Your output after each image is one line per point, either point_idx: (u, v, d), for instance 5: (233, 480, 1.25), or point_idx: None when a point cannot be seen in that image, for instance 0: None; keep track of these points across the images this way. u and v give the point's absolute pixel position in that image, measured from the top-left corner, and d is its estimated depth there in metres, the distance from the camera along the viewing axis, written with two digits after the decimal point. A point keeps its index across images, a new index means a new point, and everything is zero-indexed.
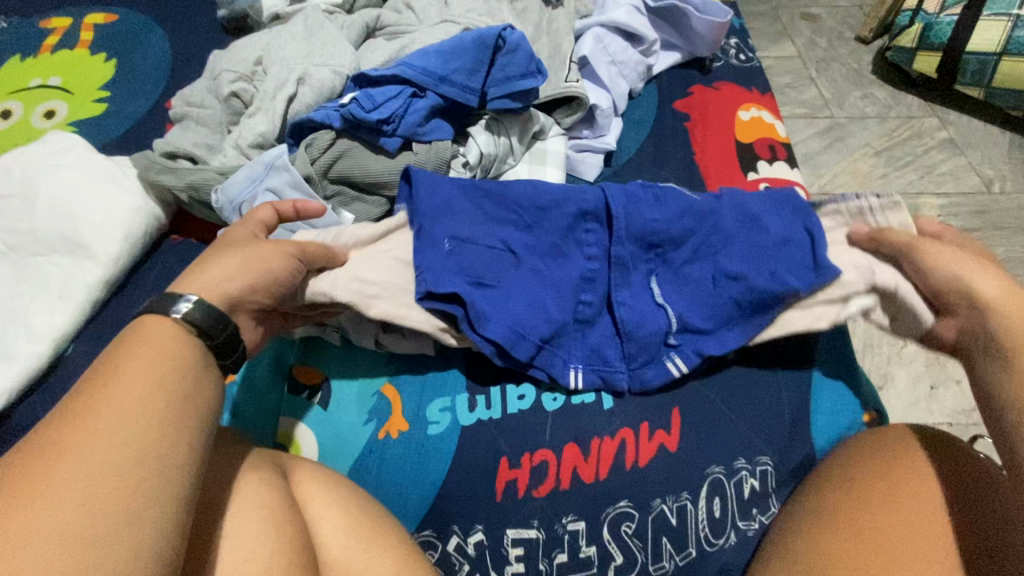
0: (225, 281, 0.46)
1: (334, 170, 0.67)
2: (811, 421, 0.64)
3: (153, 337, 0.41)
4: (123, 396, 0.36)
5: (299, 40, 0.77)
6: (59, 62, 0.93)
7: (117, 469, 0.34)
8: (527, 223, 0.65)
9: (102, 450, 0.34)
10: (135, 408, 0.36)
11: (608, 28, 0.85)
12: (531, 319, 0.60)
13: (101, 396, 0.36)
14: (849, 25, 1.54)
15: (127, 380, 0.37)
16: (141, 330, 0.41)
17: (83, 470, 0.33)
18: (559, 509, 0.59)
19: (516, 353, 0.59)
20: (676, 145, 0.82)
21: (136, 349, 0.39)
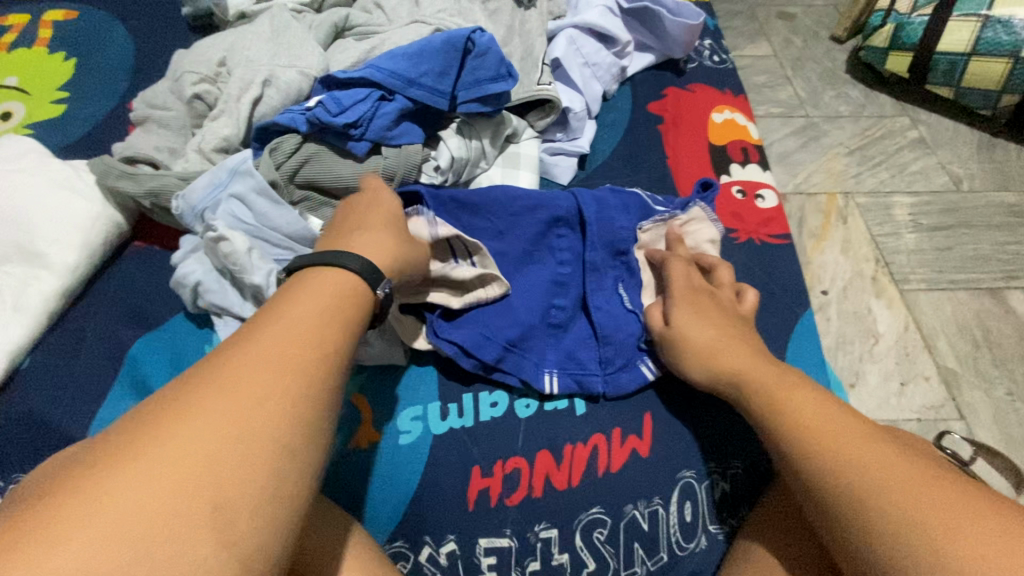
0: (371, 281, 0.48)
1: (301, 175, 0.65)
2: None
3: (329, 286, 0.46)
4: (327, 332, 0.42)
5: (264, 40, 0.75)
6: (17, 61, 0.90)
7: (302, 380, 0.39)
8: (496, 230, 0.66)
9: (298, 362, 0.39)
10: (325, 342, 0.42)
11: (581, 29, 0.84)
12: (498, 321, 0.62)
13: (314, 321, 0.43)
14: (824, 25, 1.55)
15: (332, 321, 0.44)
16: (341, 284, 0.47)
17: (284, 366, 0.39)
18: (532, 516, 0.59)
19: (481, 354, 0.61)
20: (649, 148, 0.82)
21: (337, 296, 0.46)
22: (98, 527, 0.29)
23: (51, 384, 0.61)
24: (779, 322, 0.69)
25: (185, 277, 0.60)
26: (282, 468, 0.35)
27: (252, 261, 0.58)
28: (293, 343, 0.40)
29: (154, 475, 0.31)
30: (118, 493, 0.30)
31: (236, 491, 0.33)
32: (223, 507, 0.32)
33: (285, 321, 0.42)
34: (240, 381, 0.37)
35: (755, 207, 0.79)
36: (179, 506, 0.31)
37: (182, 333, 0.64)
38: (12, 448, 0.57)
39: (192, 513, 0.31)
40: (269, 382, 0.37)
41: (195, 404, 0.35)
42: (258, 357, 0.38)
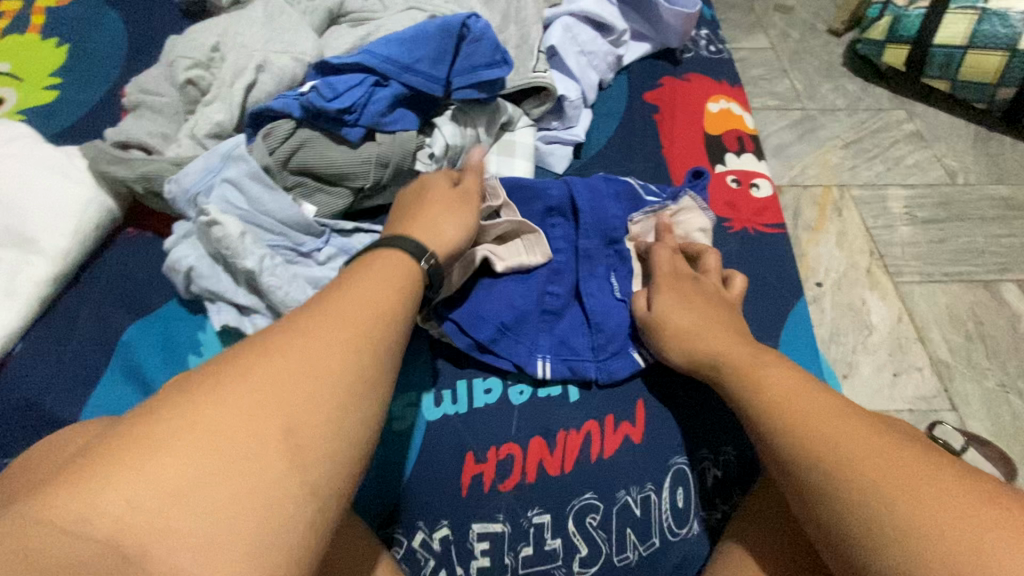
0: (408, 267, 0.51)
1: (294, 160, 0.65)
2: None
3: (389, 260, 0.49)
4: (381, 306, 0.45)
5: (258, 25, 0.74)
6: (9, 47, 0.89)
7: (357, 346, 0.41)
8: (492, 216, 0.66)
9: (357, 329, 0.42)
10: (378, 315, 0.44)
11: (577, 17, 0.84)
12: (492, 304, 0.63)
13: (372, 297, 0.45)
14: (821, 18, 1.55)
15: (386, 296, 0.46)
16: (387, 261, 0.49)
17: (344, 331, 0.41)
18: (525, 502, 0.59)
19: (476, 334, 0.61)
20: (645, 137, 0.82)
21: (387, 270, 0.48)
22: (186, 445, 0.33)
23: (43, 369, 0.60)
24: (773, 311, 0.69)
25: (178, 261, 0.60)
26: (342, 408, 0.38)
27: (244, 245, 0.58)
28: (356, 306, 0.43)
29: (231, 407, 0.35)
30: (201, 419, 0.34)
31: (303, 423, 0.36)
32: (294, 434, 0.35)
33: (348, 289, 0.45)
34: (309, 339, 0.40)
35: (750, 197, 0.79)
36: (254, 433, 0.34)
37: (175, 319, 0.64)
38: (5, 432, 0.57)
39: (266, 439, 0.34)
40: (333, 336, 0.40)
41: (267, 350, 0.38)
42: (331, 321, 0.41)
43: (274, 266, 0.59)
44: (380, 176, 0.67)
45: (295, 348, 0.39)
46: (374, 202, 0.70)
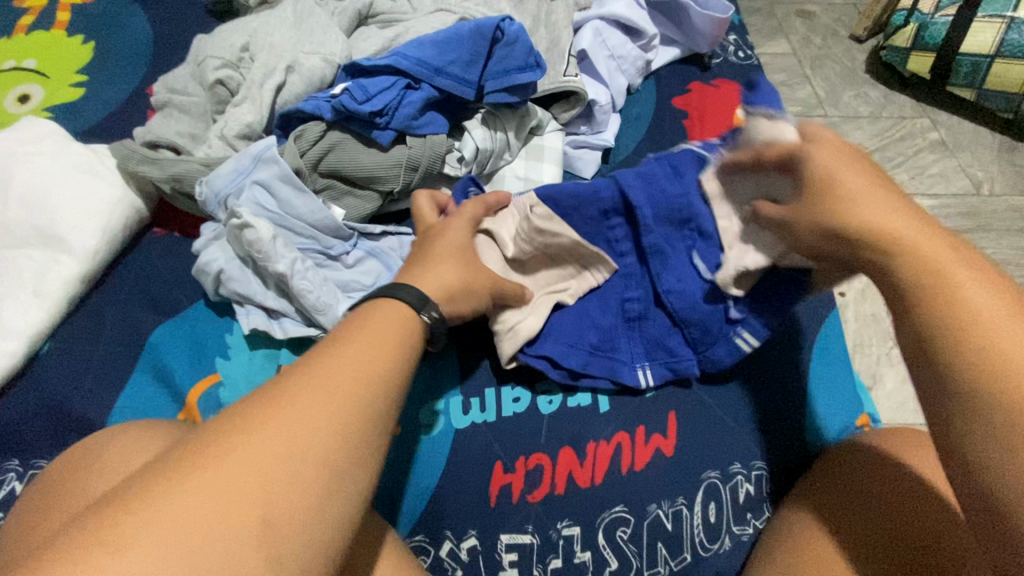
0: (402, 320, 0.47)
1: (325, 163, 0.64)
2: (814, 407, 0.63)
3: (388, 313, 0.46)
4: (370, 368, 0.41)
5: (287, 25, 0.74)
6: (36, 44, 0.90)
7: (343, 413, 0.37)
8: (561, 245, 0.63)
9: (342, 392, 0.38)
10: (365, 375, 0.40)
11: (606, 21, 0.83)
12: (579, 330, 0.63)
13: (365, 356, 0.41)
14: (843, 24, 1.53)
15: (371, 356, 0.41)
16: (376, 316, 0.46)
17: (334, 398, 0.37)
18: (554, 514, 0.58)
19: (570, 361, 0.61)
20: (674, 143, 0.81)
21: (377, 326, 0.44)
22: (156, 535, 0.30)
23: (72, 369, 0.60)
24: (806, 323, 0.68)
25: (207, 264, 0.60)
26: (328, 493, 0.34)
27: (275, 249, 0.58)
28: (346, 369, 0.40)
29: (207, 489, 0.32)
30: (171, 505, 0.31)
31: (283, 509, 0.33)
32: (269, 526, 0.32)
33: (348, 346, 0.42)
34: (292, 409, 0.36)
35: None
36: (227, 519, 0.31)
37: (203, 322, 0.64)
38: (36, 433, 0.57)
39: (237, 528, 0.31)
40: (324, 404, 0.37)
41: (240, 429, 0.35)
42: (315, 385, 0.38)
43: (304, 269, 0.59)
44: (410, 179, 0.66)
45: (280, 414, 0.36)
46: (401, 206, 0.70)
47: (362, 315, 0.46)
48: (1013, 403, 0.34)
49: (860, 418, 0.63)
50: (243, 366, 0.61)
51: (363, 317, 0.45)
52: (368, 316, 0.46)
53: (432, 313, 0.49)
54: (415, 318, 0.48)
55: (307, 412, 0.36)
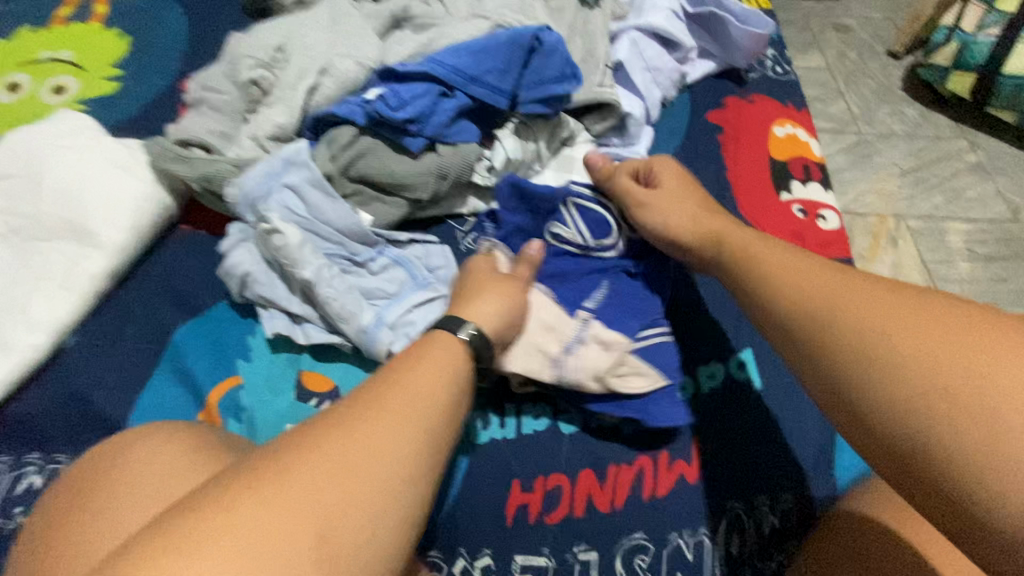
0: (450, 354, 0.47)
1: (355, 168, 0.64)
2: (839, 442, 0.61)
3: (440, 343, 0.48)
4: (425, 398, 0.42)
5: (321, 27, 0.74)
6: (73, 35, 0.91)
7: (402, 436, 0.39)
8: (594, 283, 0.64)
9: (403, 413, 0.40)
10: (423, 402, 0.42)
11: (644, 32, 0.81)
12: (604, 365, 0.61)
13: (417, 378, 0.43)
14: (881, 39, 1.50)
15: (419, 390, 0.43)
16: (432, 344, 0.48)
17: (389, 422, 0.39)
18: (571, 537, 0.56)
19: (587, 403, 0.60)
20: (707, 160, 0.79)
21: (432, 352, 0.47)
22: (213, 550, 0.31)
23: (95, 365, 0.60)
24: None
25: (233, 266, 0.59)
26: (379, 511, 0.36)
27: (303, 255, 0.57)
28: (408, 397, 0.42)
29: (284, 493, 0.34)
30: (230, 525, 0.32)
31: (338, 525, 0.34)
32: (326, 541, 0.33)
33: (409, 371, 0.44)
34: (356, 430, 0.38)
35: (816, 227, 0.75)
36: (287, 539, 0.32)
37: (225, 323, 0.63)
38: (57, 428, 0.57)
39: (298, 550, 0.32)
40: (381, 429, 0.39)
41: (311, 446, 0.37)
42: (379, 414, 0.39)
43: (331, 276, 0.58)
44: (439, 187, 0.65)
45: (345, 436, 0.37)
46: (428, 214, 0.69)
47: (423, 342, 0.48)
48: (924, 411, 0.35)
49: None
50: (263, 369, 0.61)
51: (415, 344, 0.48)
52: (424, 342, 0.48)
53: (472, 330, 0.50)
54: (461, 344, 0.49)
55: (370, 435, 0.38)
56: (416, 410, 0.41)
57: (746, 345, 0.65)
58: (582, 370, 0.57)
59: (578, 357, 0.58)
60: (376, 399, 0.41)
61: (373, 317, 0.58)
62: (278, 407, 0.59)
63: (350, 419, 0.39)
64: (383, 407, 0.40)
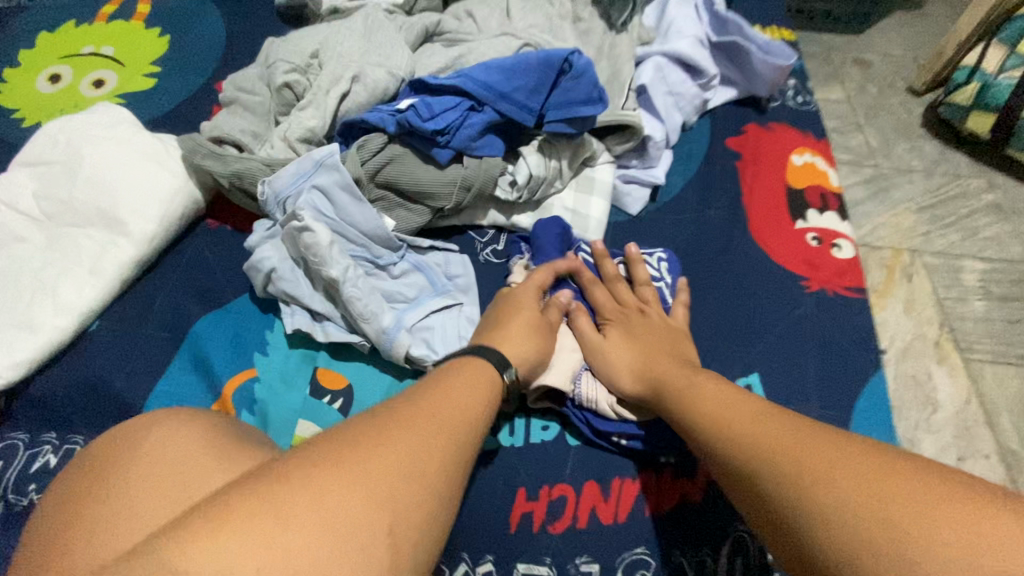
0: (491, 377, 0.48)
1: (382, 175, 0.65)
2: None
3: (482, 367, 0.49)
4: (468, 412, 0.43)
5: (356, 36, 0.76)
6: (116, 32, 0.94)
7: (450, 443, 0.39)
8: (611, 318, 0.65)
9: (447, 422, 0.40)
10: (467, 416, 0.42)
11: (669, 58, 0.82)
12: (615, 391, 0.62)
13: (461, 393, 0.44)
14: (901, 76, 1.51)
15: (464, 403, 0.43)
16: (476, 364, 0.49)
17: (439, 428, 0.39)
18: (574, 549, 0.56)
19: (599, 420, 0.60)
20: (726, 185, 0.80)
21: (472, 371, 0.48)
22: (295, 525, 0.30)
23: (118, 349, 0.61)
24: (848, 382, 0.66)
25: (260, 261, 0.61)
26: (437, 507, 0.35)
27: (331, 254, 0.59)
28: (455, 407, 0.42)
29: (351, 475, 0.33)
30: (304, 498, 0.31)
31: (404, 517, 0.33)
32: (394, 533, 0.32)
33: (456, 384, 0.45)
34: (411, 430, 0.38)
35: (831, 256, 0.75)
36: (358, 521, 0.31)
37: (247, 317, 0.65)
38: (74, 409, 0.58)
39: (370, 533, 0.31)
40: (433, 434, 0.38)
41: (373, 434, 0.36)
42: (429, 416, 0.40)
43: (356, 276, 0.60)
44: (462, 199, 0.67)
45: (407, 432, 0.37)
46: (449, 222, 0.71)
47: (461, 364, 0.49)
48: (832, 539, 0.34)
49: None
50: (280, 363, 0.62)
51: (455, 366, 0.49)
52: (462, 365, 0.49)
53: (512, 373, 0.51)
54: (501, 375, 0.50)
55: (426, 436, 0.38)
56: (461, 422, 0.41)
57: (754, 368, 0.66)
58: (597, 392, 0.59)
59: (592, 379, 0.60)
60: (422, 405, 0.41)
61: (395, 321, 0.59)
62: (292, 401, 0.60)
63: (405, 419, 0.39)
64: (429, 412, 0.40)
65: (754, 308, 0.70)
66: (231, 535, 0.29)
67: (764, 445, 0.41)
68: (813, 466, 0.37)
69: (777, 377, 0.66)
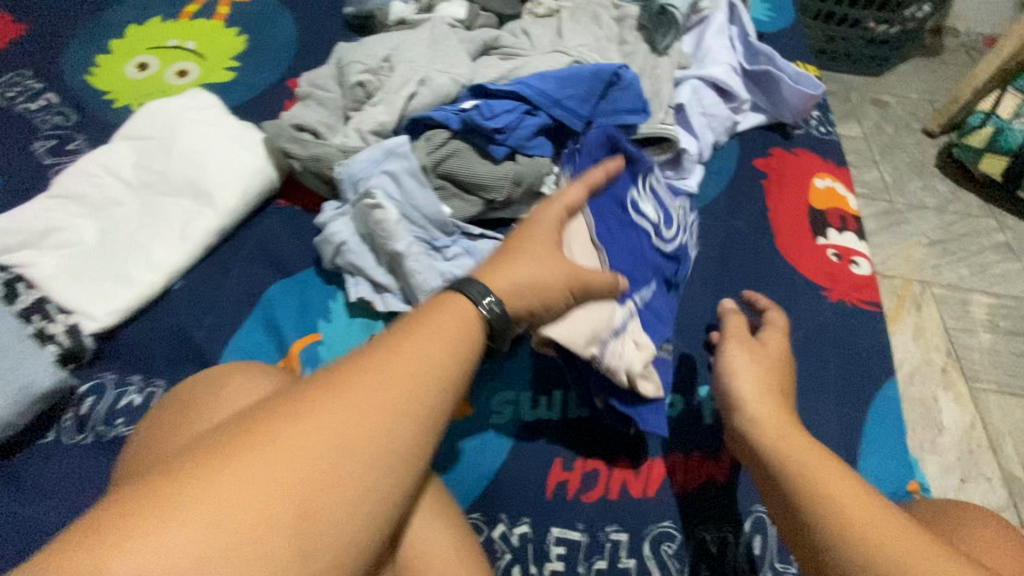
0: (462, 324, 0.43)
1: (444, 165, 0.72)
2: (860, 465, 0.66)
3: (451, 311, 0.43)
4: (422, 369, 0.38)
5: (423, 45, 0.84)
6: (198, 29, 1.03)
7: (391, 414, 0.35)
8: (642, 277, 0.67)
9: (391, 388, 0.36)
10: (421, 372, 0.38)
11: (704, 81, 0.90)
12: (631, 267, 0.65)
13: (413, 346, 0.39)
14: (917, 118, 1.58)
15: (418, 361, 0.38)
16: (445, 309, 0.43)
17: (375, 398, 0.35)
18: (605, 517, 0.61)
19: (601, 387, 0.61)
20: (753, 202, 0.87)
21: (441, 316, 0.42)
22: (197, 515, 0.29)
23: (200, 308, 0.68)
24: (860, 388, 0.72)
25: (333, 235, 0.68)
26: (366, 489, 0.33)
27: (398, 230, 0.65)
28: (405, 368, 0.37)
29: (264, 460, 0.32)
30: (209, 491, 0.30)
31: (322, 503, 0.32)
32: (308, 518, 0.31)
33: (414, 335, 0.40)
34: (342, 401, 0.35)
35: (849, 271, 0.81)
36: (268, 512, 0.30)
37: (314, 287, 0.71)
38: (159, 358, 0.65)
39: (280, 522, 0.30)
40: (366, 403, 0.35)
41: (293, 411, 0.34)
42: (370, 384, 0.36)
43: (418, 252, 0.66)
44: (513, 192, 0.74)
45: (339, 404, 0.35)
46: (496, 215, 0.77)
47: (424, 310, 0.43)
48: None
49: (912, 485, 0.65)
50: (342, 330, 0.68)
51: (417, 311, 0.43)
52: (436, 305, 0.44)
53: (493, 304, 0.45)
54: (477, 311, 0.44)
55: (357, 409, 0.35)
56: (408, 383, 0.37)
57: None
58: (619, 358, 0.59)
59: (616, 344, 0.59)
60: (364, 368, 0.37)
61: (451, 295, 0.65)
62: None
63: (339, 386, 0.36)
64: (367, 377, 0.36)
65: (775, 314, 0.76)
66: (133, 530, 0.28)
67: (833, 495, 0.44)
68: (878, 534, 0.41)
69: (795, 379, 0.72)
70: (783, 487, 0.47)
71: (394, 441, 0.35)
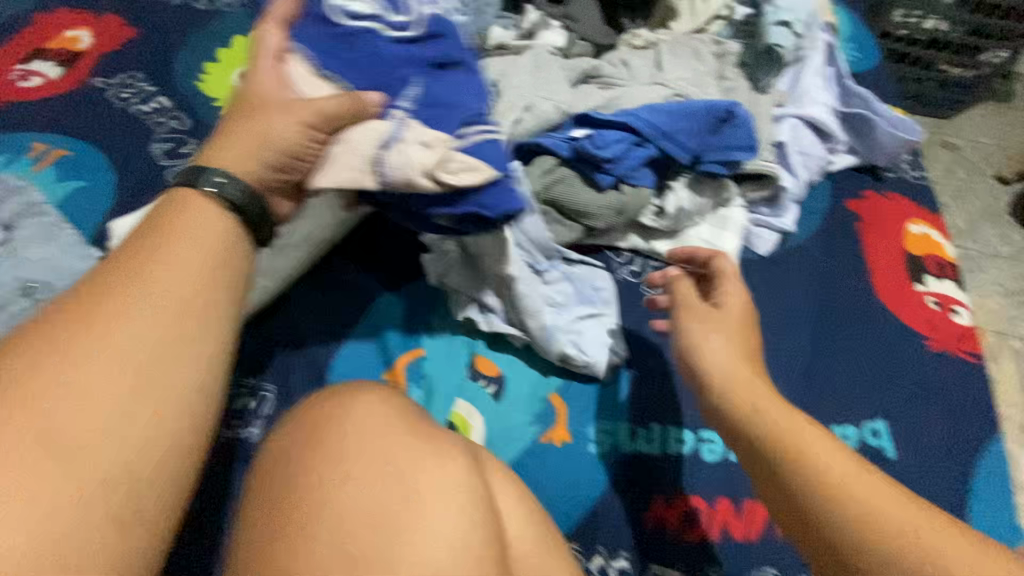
0: (195, 244, 0.48)
1: (551, 191, 0.74)
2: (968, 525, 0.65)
3: (189, 220, 0.49)
4: (168, 294, 0.45)
5: (528, 72, 0.86)
6: None
7: (151, 343, 0.43)
8: (402, 79, 0.60)
9: (155, 317, 0.44)
10: (173, 297, 0.45)
11: (803, 120, 0.90)
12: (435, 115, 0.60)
13: (164, 272, 0.45)
14: (990, 162, 1.54)
15: (160, 280, 0.45)
16: (180, 218, 0.49)
17: (132, 326, 0.43)
18: (707, 558, 0.60)
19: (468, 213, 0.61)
20: (849, 244, 0.85)
21: (176, 231, 0.48)
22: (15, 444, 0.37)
23: (309, 316, 0.70)
24: (964, 443, 0.70)
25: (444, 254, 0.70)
26: (150, 414, 0.41)
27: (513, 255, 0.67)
28: (155, 289, 0.45)
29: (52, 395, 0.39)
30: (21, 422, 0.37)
31: (93, 431, 0.39)
32: (62, 438, 0.38)
33: (153, 259, 0.46)
34: (102, 339, 0.41)
35: (950, 320, 0.80)
36: (48, 440, 0.37)
37: (416, 302, 0.73)
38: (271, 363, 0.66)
39: (78, 445, 0.38)
40: (129, 334, 0.42)
41: (65, 346, 0.40)
42: (129, 318, 0.43)
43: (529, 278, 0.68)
44: (614, 221, 0.75)
45: (105, 337, 0.41)
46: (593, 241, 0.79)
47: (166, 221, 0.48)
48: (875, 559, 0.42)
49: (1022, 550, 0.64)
50: (445, 347, 0.70)
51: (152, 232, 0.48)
52: (170, 221, 0.48)
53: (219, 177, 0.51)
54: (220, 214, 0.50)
55: (121, 338, 0.42)
56: (170, 309, 0.44)
57: (880, 415, 0.71)
58: (403, 166, 0.56)
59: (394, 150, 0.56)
60: (125, 291, 0.44)
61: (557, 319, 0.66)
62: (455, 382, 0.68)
63: (109, 321, 0.42)
64: (130, 303, 0.44)
65: (873, 361, 0.75)
66: None
67: (834, 472, 0.46)
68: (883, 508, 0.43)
69: (897, 430, 0.70)
70: (775, 467, 0.48)
71: (166, 364, 0.43)
